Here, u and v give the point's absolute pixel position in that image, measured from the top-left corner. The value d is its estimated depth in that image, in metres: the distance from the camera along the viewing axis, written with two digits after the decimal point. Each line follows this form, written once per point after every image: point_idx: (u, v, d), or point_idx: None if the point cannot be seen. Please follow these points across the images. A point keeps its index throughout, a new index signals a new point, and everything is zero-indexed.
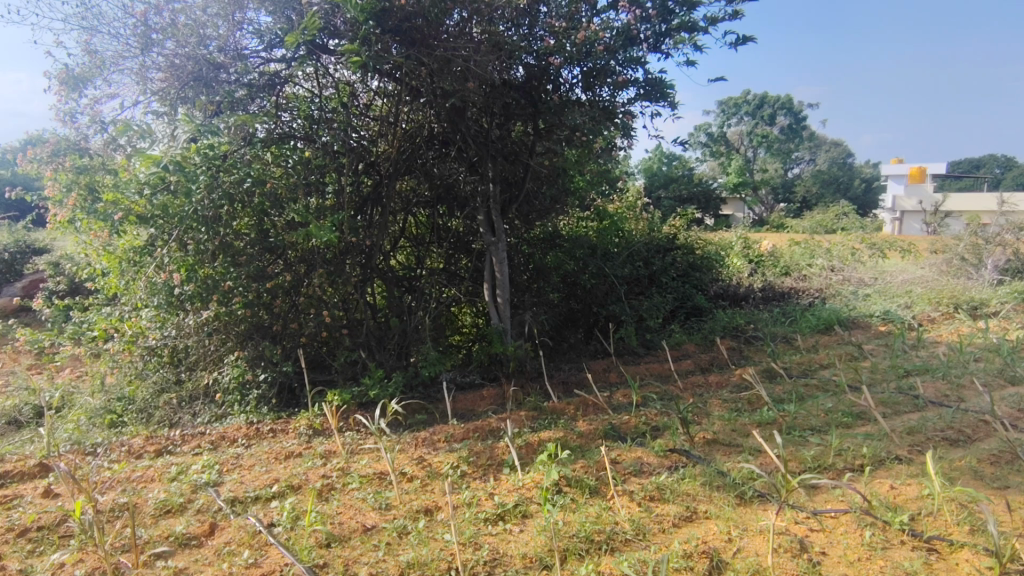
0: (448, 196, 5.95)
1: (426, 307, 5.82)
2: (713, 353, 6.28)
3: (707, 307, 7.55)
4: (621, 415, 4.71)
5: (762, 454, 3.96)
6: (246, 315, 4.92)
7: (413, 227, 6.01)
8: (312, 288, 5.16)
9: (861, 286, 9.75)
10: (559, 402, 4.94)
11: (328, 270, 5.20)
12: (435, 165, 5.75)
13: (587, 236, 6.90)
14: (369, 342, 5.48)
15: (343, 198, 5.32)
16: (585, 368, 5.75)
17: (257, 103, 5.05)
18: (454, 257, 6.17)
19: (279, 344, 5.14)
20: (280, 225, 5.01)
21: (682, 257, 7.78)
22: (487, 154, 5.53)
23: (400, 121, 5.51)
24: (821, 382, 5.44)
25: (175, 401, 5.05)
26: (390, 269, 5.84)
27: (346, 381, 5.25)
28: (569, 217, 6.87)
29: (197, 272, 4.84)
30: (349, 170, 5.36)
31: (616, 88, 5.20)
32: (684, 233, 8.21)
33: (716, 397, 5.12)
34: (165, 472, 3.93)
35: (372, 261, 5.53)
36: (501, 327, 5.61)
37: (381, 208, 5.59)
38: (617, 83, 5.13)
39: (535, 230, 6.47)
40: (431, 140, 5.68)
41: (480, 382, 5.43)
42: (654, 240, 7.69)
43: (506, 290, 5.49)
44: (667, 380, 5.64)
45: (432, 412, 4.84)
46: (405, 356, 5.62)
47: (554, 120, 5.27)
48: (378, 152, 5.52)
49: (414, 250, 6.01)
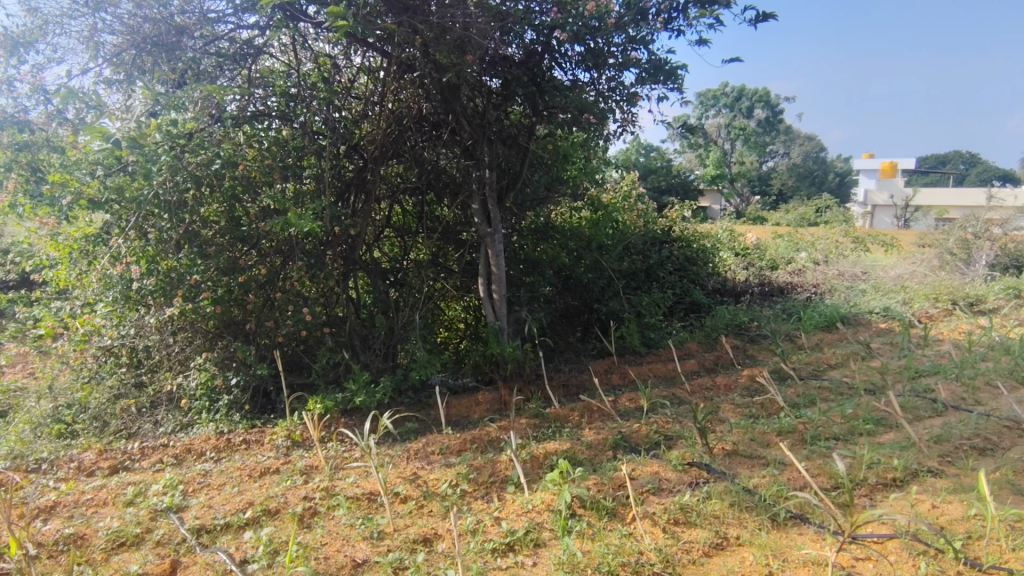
0: (438, 184, 5.49)
1: (413, 303, 5.38)
2: (718, 352, 5.98)
3: (706, 303, 7.25)
4: (631, 423, 4.36)
5: (788, 468, 3.65)
6: (216, 312, 4.40)
7: (398, 216, 5.56)
8: (289, 282, 4.65)
9: (854, 280, 9.59)
10: (562, 408, 4.57)
11: (307, 262, 4.68)
12: (424, 150, 5.29)
13: (581, 227, 6.49)
14: (353, 342, 5.02)
15: (325, 182, 4.86)
16: (586, 369, 5.39)
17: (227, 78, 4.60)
18: (443, 249, 5.71)
19: (253, 344, 4.62)
20: (254, 212, 4.55)
21: (678, 250, 7.52)
22: (483, 137, 5.11)
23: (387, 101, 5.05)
24: (833, 385, 5.18)
25: (134, 409, 4.48)
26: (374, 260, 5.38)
27: (329, 386, 4.72)
28: (562, 208, 6.46)
29: (158, 263, 4.31)
30: (330, 154, 4.85)
31: (623, 67, 4.77)
32: (679, 225, 7.89)
33: (727, 401, 4.81)
34: (120, 494, 3.43)
35: (355, 253, 5.07)
36: (498, 325, 5.00)
37: (366, 195, 5.14)
38: (622, 62, 4.72)
39: (528, 220, 6.02)
40: (421, 121, 5.21)
41: (475, 385, 4.94)
42: (649, 233, 7.37)
43: (504, 285, 5.05)
44: (673, 382, 5.32)
45: (424, 419, 4.42)
46: (392, 356, 5.18)
47: (555, 101, 4.85)
48: (362, 134, 5.06)
49: (399, 240, 5.58)
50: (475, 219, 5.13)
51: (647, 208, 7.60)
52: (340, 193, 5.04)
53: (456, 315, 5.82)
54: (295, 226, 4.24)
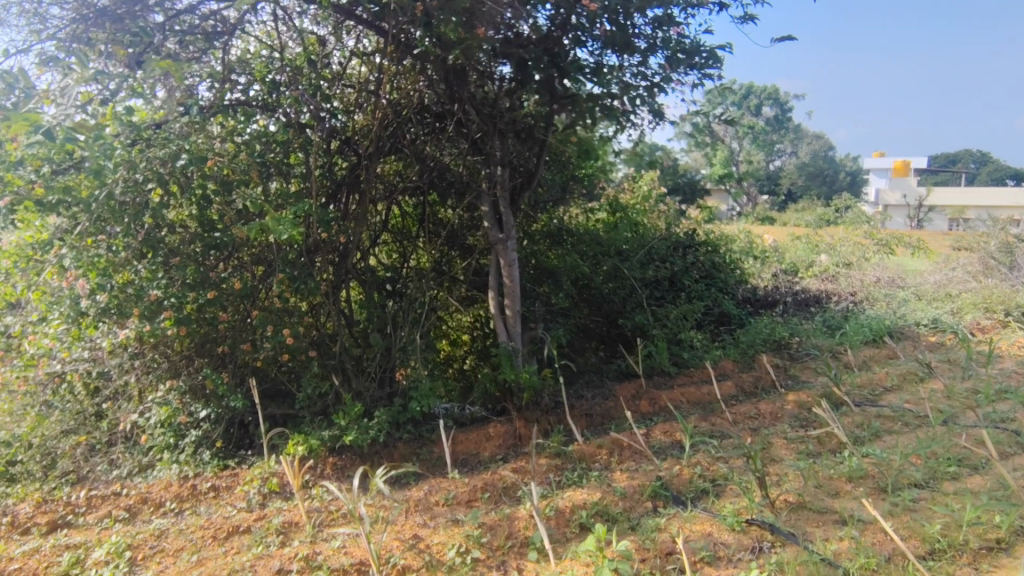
0: (439, 183, 4.85)
1: (414, 320, 4.70)
2: (757, 373, 5.32)
3: (737, 315, 6.56)
4: (671, 463, 3.69)
5: (871, 528, 2.97)
6: (179, 334, 3.68)
7: (397, 218, 4.94)
8: (271, 298, 3.98)
9: (889, 287, 8.91)
10: (587, 445, 3.91)
11: (289, 274, 3.94)
12: (425, 144, 4.65)
13: (597, 231, 5.82)
14: (345, 366, 4.30)
15: (312, 179, 4.23)
16: (611, 395, 4.73)
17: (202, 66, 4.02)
18: (447, 257, 5.07)
19: (224, 370, 3.93)
20: (229, 216, 3.89)
21: (704, 256, 6.88)
22: (494, 129, 4.46)
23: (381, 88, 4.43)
24: (896, 414, 4.50)
25: (83, 449, 3.90)
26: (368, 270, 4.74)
27: (315, 419, 4.01)
28: (575, 210, 5.87)
29: (113, 277, 3.62)
30: (320, 150, 4.26)
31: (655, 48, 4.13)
32: (703, 230, 7.23)
33: (779, 434, 4.13)
34: (51, 565, 2.79)
35: (348, 262, 4.42)
36: (512, 347, 4.28)
37: (360, 195, 4.49)
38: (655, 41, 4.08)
39: (537, 224, 5.48)
40: (421, 111, 4.61)
41: (485, 417, 4.26)
42: (672, 238, 6.72)
43: (518, 299, 4.37)
44: (711, 411, 4.64)
45: (425, 461, 3.81)
46: (389, 382, 4.48)
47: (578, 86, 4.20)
48: (355, 126, 4.48)
49: (397, 244, 4.97)
50: (485, 221, 4.46)
51: (670, 210, 6.96)
52: (326, 194, 4.40)
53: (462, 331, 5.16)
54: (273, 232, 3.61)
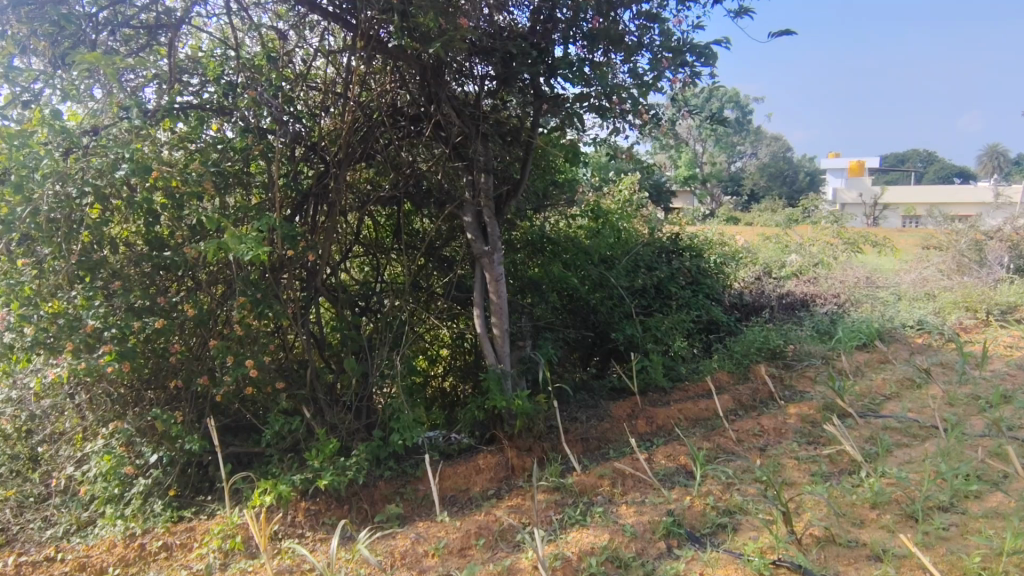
0: (415, 191, 4.48)
1: (391, 341, 4.31)
2: (754, 385, 5.09)
3: (725, 321, 6.36)
4: (680, 494, 3.39)
5: (908, 565, 2.72)
6: (122, 371, 3.11)
7: (369, 230, 4.58)
8: (229, 327, 3.47)
9: (867, 286, 8.88)
10: (588, 476, 3.58)
11: (251, 297, 3.46)
12: (400, 150, 4.28)
13: (582, 238, 5.54)
14: (317, 397, 3.86)
15: (275, 190, 3.80)
16: (606, 416, 4.42)
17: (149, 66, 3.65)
18: (424, 271, 4.72)
19: (176, 409, 3.41)
20: (183, 235, 3.48)
21: (689, 261, 6.66)
22: (475, 131, 4.10)
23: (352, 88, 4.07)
24: (903, 426, 4.32)
25: (13, 503, 3.38)
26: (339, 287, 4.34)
27: (284, 459, 3.53)
28: (558, 216, 5.51)
29: (40, 308, 3.12)
30: (282, 158, 3.86)
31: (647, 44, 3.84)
32: (686, 235, 7.03)
33: (788, 453, 3.89)
34: None
35: (317, 280, 4.04)
36: (501, 369, 3.93)
37: (329, 207, 4.07)
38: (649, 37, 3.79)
39: (520, 232, 5.12)
40: (394, 114, 4.26)
41: (474, 449, 3.90)
42: (656, 244, 6.50)
43: (506, 317, 4.03)
44: (712, 428, 4.38)
45: (410, 502, 3.43)
46: (367, 413, 4.05)
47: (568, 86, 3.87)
48: (323, 131, 4.10)
49: (370, 258, 4.60)
50: (467, 233, 4.11)
51: (652, 215, 6.73)
52: (290, 204, 4.00)
53: (441, 350, 4.80)
54: (234, 251, 3.21)
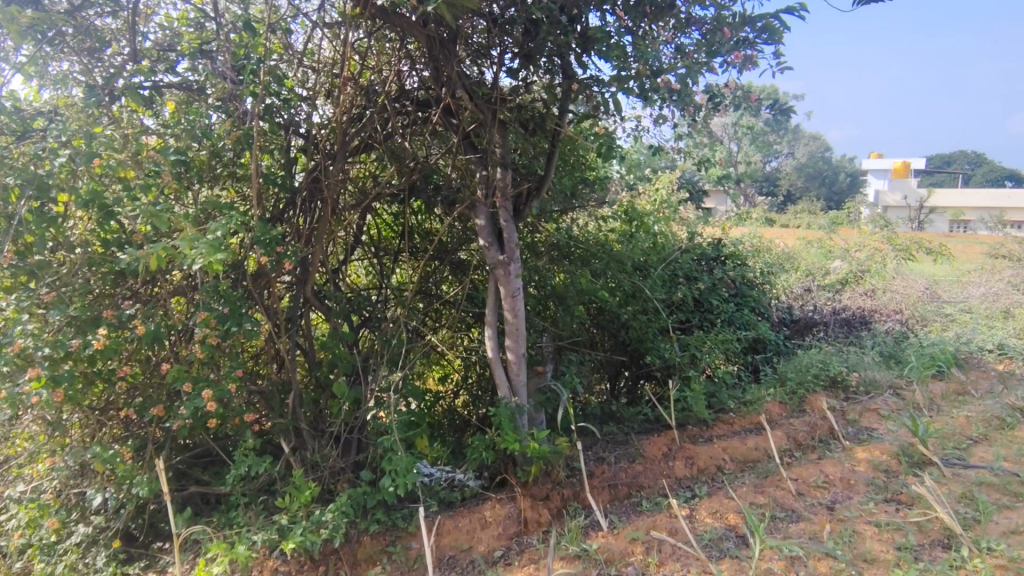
0: (423, 187, 3.90)
1: (391, 360, 3.74)
2: (812, 419, 4.37)
3: (775, 340, 5.65)
4: (732, 571, 2.71)
5: None
6: (54, 399, 2.61)
7: (374, 229, 4.08)
8: (189, 346, 2.89)
9: (932, 301, 7.98)
10: (615, 539, 2.94)
11: (217, 312, 2.85)
12: (404, 138, 3.70)
13: (614, 243, 4.90)
14: (300, 427, 3.32)
15: (252, 183, 3.27)
16: (639, 455, 3.77)
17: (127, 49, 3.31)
18: (433, 277, 4.15)
19: (130, 441, 2.92)
20: (140, 235, 2.94)
21: (731, 271, 6.03)
22: (492, 116, 3.45)
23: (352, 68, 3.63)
24: (1002, 482, 3.54)
25: None
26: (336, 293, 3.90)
27: (255, 503, 3.00)
28: (588, 218, 4.87)
29: None
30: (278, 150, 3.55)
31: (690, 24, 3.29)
32: (730, 240, 6.31)
33: (862, 516, 3.17)
34: None
35: (307, 287, 3.60)
36: (514, 402, 3.32)
37: (324, 203, 3.58)
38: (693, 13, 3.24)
39: (544, 234, 4.52)
40: (401, 98, 3.72)
41: (481, 495, 3.30)
42: (696, 251, 5.83)
43: (523, 340, 3.40)
44: (765, 474, 3.68)
45: (400, 564, 2.87)
46: (359, 447, 3.49)
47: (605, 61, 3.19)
48: (321, 117, 3.65)
49: (376, 261, 4.10)
50: (480, 238, 3.45)
51: (693, 216, 6.03)
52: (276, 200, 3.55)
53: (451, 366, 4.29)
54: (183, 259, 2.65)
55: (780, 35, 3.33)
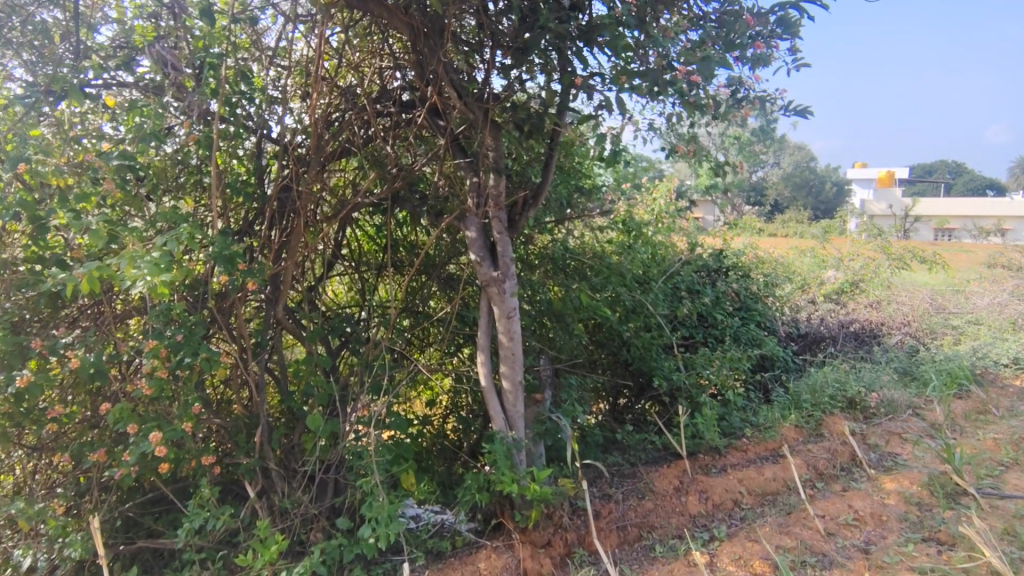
0: (407, 196, 3.51)
1: (372, 387, 3.37)
2: (832, 445, 4.05)
3: (782, 357, 5.35)
4: None
5: None
6: None
7: (355, 242, 3.79)
8: (136, 380, 2.50)
9: (937, 312, 7.74)
10: None
11: (168, 340, 2.46)
12: (386, 143, 3.38)
13: (613, 255, 4.58)
14: (269, 467, 2.94)
15: (213, 193, 2.92)
16: (648, 490, 3.42)
17: (71, 44, 2.95)
18: (419, 292, 3.84)
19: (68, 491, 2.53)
20: (81, 252, 2.56)
21: (732, 284, 5.75)
22: (482, 117, 3.05)
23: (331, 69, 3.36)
24: None
25: None
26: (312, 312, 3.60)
27: (214, 559, 2.61)
28: (586, 229, 4.55)
29: None
30: (246, 150, 3.24)
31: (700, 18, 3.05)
32: (733, 251, 6.02)
33: (903, 561, 2.84)
34: None
35: (277, 308, 3.25)
36: (510, 435, 2.96)
37: (297, 214, 3.24)
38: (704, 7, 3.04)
39: (539, 246, 4.19)
40: (382, 99, 3.40)
41: (474, 542, 2.93)
42: (697, 262, 5.54)
43: (520, 366, 3.04)
44: (789, 510, 3.34)
45: None
46: (337, 487, 3.11)
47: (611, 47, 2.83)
48: (295, 120, 3.32)
49: (356, 277, 3.79)
50: (471, 252, 3.07)
51: (694, 226, 5.73)
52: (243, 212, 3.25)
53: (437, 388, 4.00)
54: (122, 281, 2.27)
55: (800, 26, 2.98)
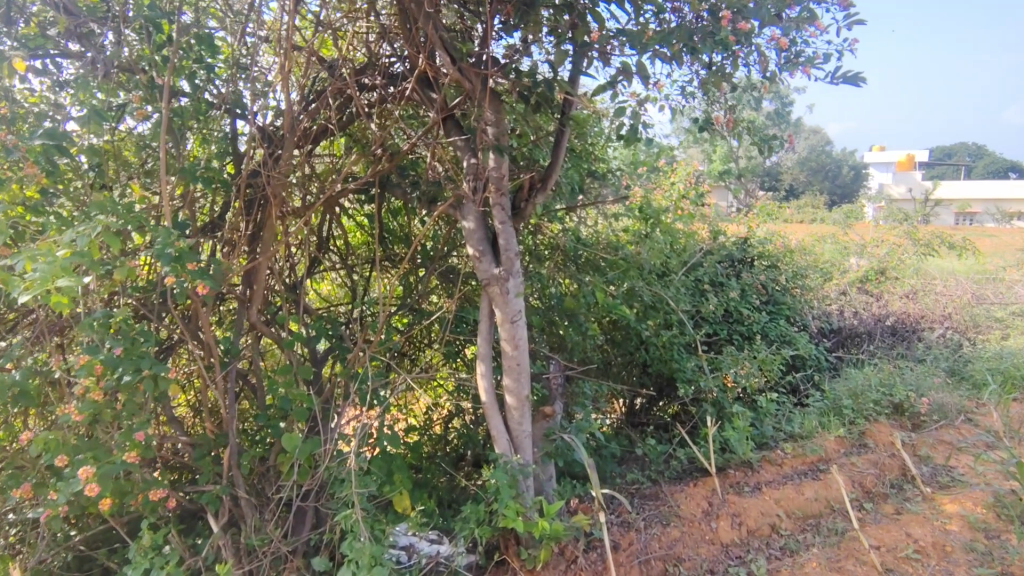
0: (396, 181, 3.06)
1: (358, 400, 2.97)
2: (878, 458, 3.60)
3: (814, 355, 4.90)
4: None
5: None
6: None
7: (340, 239, 3.51)
8: (65, 401, 2.10)
9: (977, 302, 7.21)
10: None
11: (100, 354, 2.04)
12: (370, 121, 2.94)
13: (630, 245, 4.13)
14: (239, 495, 2.56)
15: (163, 180, 2.52)
16: (674, 515, 2.99)
17: None
18: (415, 290, 3.51)
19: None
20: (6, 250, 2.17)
21: (756, 276, 5.33)
22: (480, 84, 2.52)
23: (308, 37, 2.93)
24: None
25: None
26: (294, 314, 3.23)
27: None
28: (600, 217, 4.11)
29: None
30: (214, 134, 2.83)
31: None
32: (759, 239, 5.54)
33: None
34: None
35: (249, 312, 2.89)
36: (515, 459, 2.55)
37: (268, 204, 2.85)
38: None
39: (548, 236, 3.75)
40: (366, 70, 2.96)
41: None
42: (719, 251, 5.10)
43: (527, 378, 2.60)
44: (837, 539, 2.91)
45: None
46: (318, 516, 2.71)
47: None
48: (268, 97, 2.92)
49: (345, 275, 3.51)
50: (468, 245, 2.62)
51: (717, 212, 5.26)
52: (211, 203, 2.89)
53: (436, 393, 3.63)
54: (26, 285, 1.84)
55: None
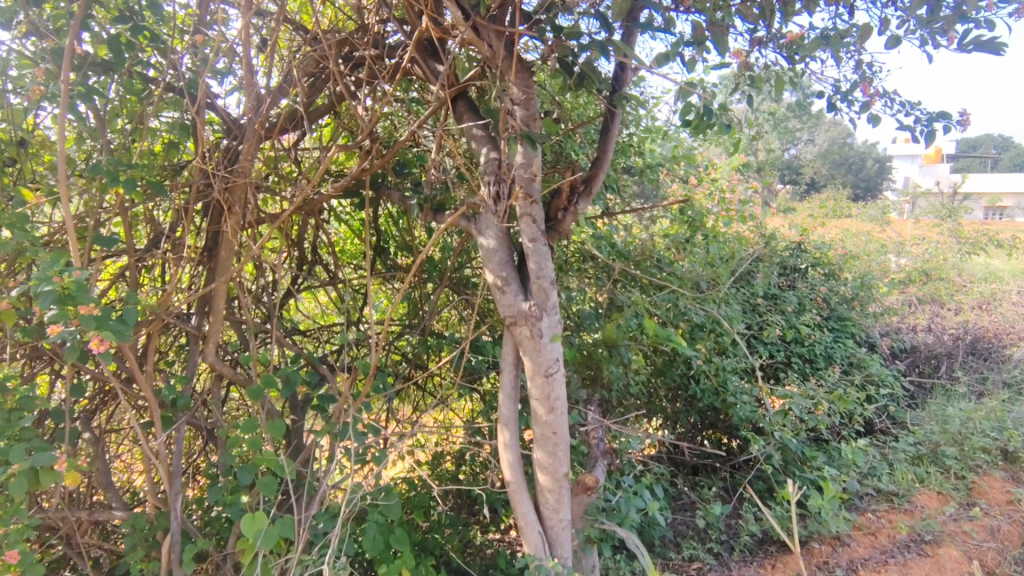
0: (393, 182, 2.43)
1: (346, 461, 2.32)
2: (998, 524, 2.91)
3: (891, 381, 4.19)
4: None
5: None
6: None
7: (328, 249, 2.88)
8: None
9: None
10: None
11: None
12: (358, 102, 2.27)
13: (675, 255, 3.43)
14: None
15: (65, 178, 1.82)
16: None
17: None
18: (418, 314, 2.89)
19: None
20: None
21: (817, 287, 4.61)
22: (501, 49, 1.82)
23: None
24: None
25: None
26: (269, 346, 2.59)
27: None
28: (640, 221, 3.42)
29: None
30: (159, 123, 2.20)
31: None
32: (814, 243, 4.79)
33: None
34: None
35: (204, 348, 2.27)
36: (548, 562, 1.91)
37: (228, 213, 2.22)
38: None
39: (581, 247, 3.06)
40: (352, 37, 2.30)
41: None
42: (773, 258, 4.38)
43: (565, 450, 1.94)
44: None
45: None
46: None
47: None
48: (228, 74, 2.27)
49: (334, 294, 2.89)
50: (487, 270, 1.95)
51: (768, 214, 4.53)
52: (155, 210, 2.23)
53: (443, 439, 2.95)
54: None
55: None
